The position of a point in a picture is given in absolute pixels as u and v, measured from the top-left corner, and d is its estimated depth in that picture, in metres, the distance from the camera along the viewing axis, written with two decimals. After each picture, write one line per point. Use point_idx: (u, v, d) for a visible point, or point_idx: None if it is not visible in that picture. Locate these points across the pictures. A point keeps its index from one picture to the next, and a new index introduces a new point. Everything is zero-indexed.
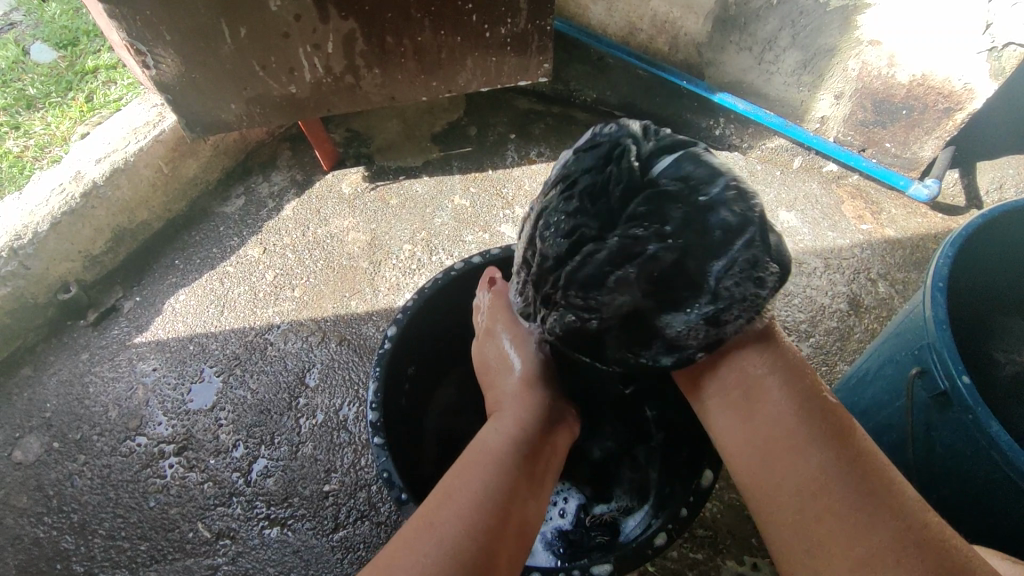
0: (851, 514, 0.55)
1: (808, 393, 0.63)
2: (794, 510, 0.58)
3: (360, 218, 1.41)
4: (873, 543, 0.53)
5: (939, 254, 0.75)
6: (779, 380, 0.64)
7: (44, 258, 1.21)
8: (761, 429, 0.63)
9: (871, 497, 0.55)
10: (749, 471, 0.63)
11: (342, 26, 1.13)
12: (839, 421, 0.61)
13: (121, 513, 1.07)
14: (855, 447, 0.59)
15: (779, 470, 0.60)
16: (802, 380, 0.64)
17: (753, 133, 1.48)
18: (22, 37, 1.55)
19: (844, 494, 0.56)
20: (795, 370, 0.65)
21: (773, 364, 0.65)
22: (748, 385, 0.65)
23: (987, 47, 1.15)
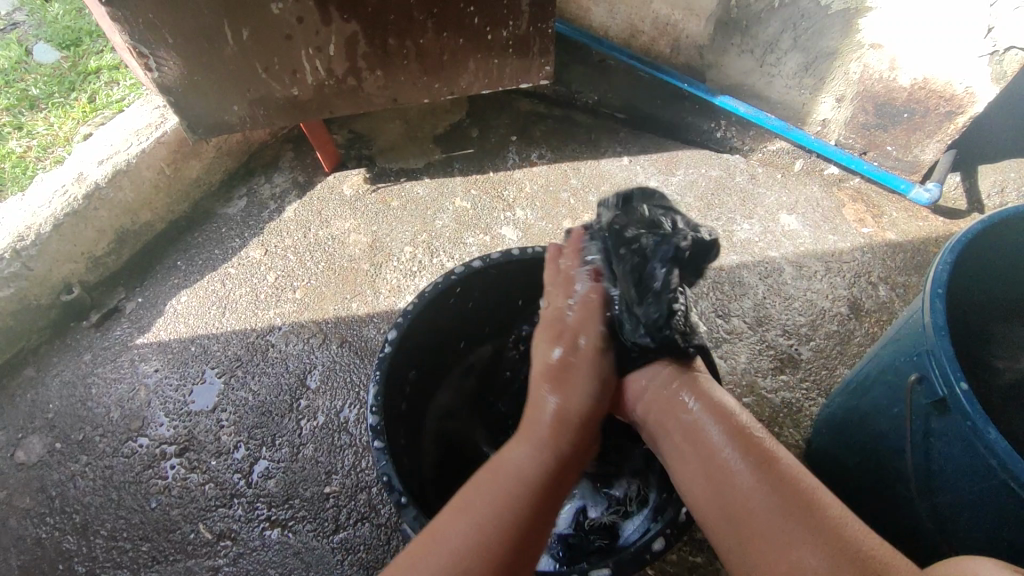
0: (769, 515, 0.58)
1: (726, 417, 0.69)
2: (728, 520, 0.61)
3: (361, 220, 1.42)
4: (779, 533, 0.57)
5: (939, 260, 0.75)
6: (706, 410, 0.71)
7: (47, 259, 1.21)
8: (694, 448, 0.69)
9: (784, 494, 0.59)
10: (689, 485, 0.67)
11: (344, 29, 1.13)
12: (758, 439, 0.66)
13: (123, 514, 1.08)
14: (771, 455, 0.64)
15: (712, 480, 0.65)
16: (725, 411, 0.71)
17: (755, 136, 1.49)
18: (26, 38, 1.55)
19: (756, 497, 0.60)
20: (716, 403, 0.72)
21: (698, 400, 0.73)
22: (682, 425, 0.72)
23: (989, 51, 1.15)
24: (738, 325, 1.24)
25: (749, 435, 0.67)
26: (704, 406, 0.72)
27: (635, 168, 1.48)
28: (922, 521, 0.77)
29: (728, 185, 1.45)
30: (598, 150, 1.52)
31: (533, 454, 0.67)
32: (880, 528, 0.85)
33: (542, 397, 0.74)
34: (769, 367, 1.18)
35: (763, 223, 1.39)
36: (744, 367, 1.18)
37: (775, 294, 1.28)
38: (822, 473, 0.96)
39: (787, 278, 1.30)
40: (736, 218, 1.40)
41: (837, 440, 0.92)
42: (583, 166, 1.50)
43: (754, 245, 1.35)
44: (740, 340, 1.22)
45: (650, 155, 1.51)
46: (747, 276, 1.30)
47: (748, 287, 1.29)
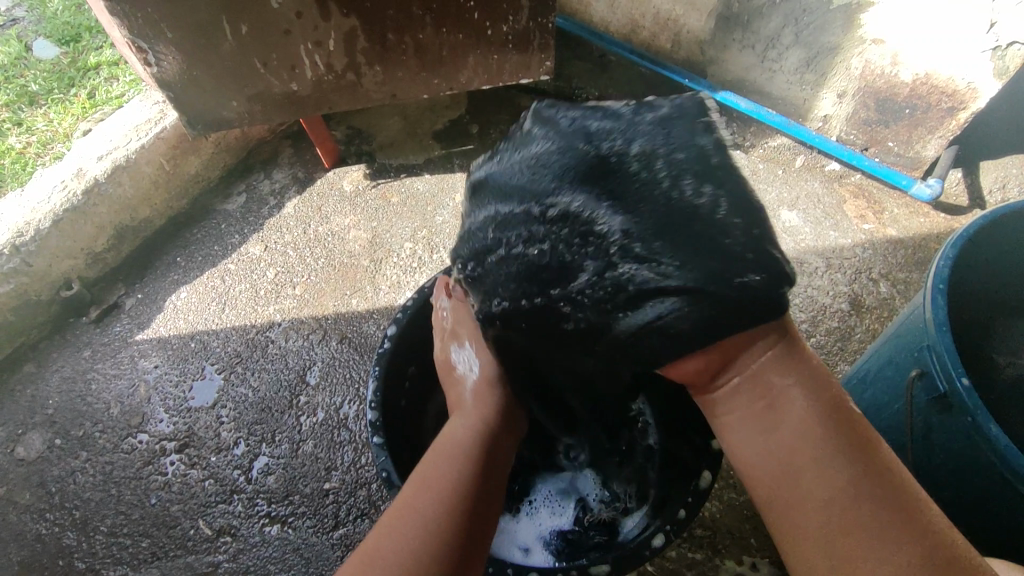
0: (873, 517, 0.53)
1: (819, 389, 0.62)
2: (796, 501, 0.57)
3: (361, 215, 1.41)
4: (872, 532, 0.52)
5: (941, 255, 0.75)
6: (798, 388, 0.61)
7: (46, 255, 1.21)
8: (762, 420, 0.62)
9: (890, 500, 0.54)
10: (749, 460, 0.62)
11: (343, 24, 1.13)
12: (857, 426, 0.59)
13: (123, 510, 1.08)
14: (865, 443, 0.58)
15: (792, 463, 0.58)
16: (820, 385, 0.62)
17: (756, 132, 1.48)
18: (25, 33, 1.55)
19: (848, 489, 0.55)
20: (816, 381, 0.62)
21: (795, 378, 0.61)
22: (760, 399, 0.62)
23: (991, 46, 1.15)
24: None
25: (840, 416, 0.60)
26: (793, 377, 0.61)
27: None
28: None
29: None
30: None
31: (472, 426, 0.70)
32: None
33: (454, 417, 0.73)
34: None
35: None
36: None
37: None
38: None
39: None
40: None
41: None
42: None
43: None
44: None
45: None
46: None
47: None
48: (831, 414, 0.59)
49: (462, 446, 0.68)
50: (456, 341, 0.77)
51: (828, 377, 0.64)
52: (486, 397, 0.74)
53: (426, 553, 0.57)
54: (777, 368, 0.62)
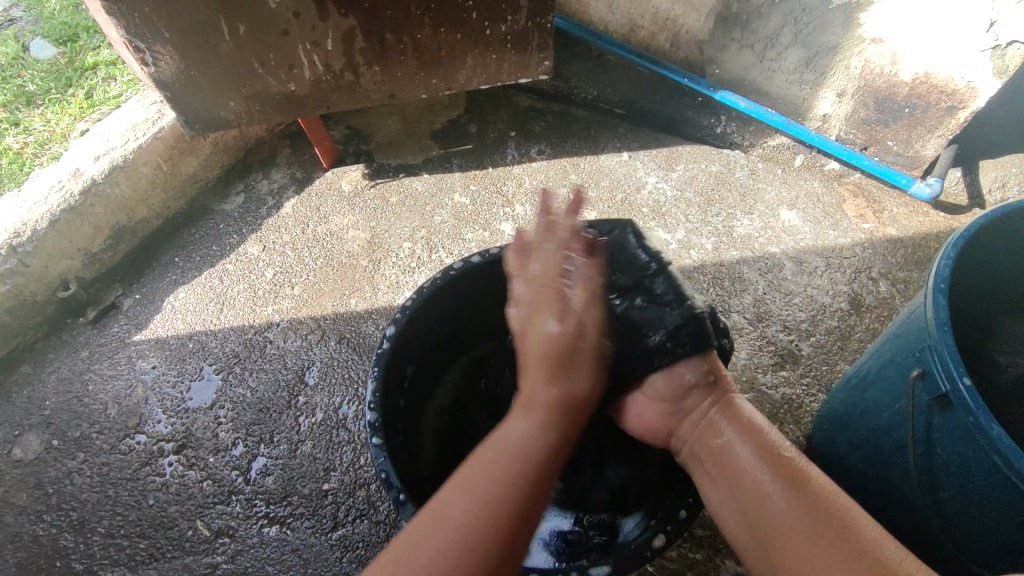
0: (802, 538, 0.58)
1: (763, 442, 0.69)
2: (760, 544, 0.61)
3: (359, 215, 1.41)
4: (808, 552, 0.57)
5: (942, 255, 0.74)
6: (738, 432, 0.71)
7: (44, 255, 1.21)
8: (722, 473, 0.68)
9: (820, 517, 0.59)
10: (722, 511, 0.67)
11: (341, 23, 1.12)
12: (793, 463, 0.65)
13: (120, 511, 1.07)
14: (803, 477, 0.64)
15: (744, 505, 0.64)
16: (758, 433, 0.71)
17: (755, 131, 1.47)
18: (22, 33, 1.54)
19: (790, 521, 0.60)
20: (750, 425, 0.72)
21: (732, 423, 0.72)
22: (709, 449, 0.72)
23: (991, 45, 1.14)
24: (738, 321, 1.23)
25: (781, 458, 0.66)
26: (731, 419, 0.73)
27: (635, 164, 1.48)
28: (924, 517, 0.77)
29: (728, 181, 1.44)
30: (597, 146, 1.52)
31: (532, 430, 0.62)
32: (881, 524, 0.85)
33: (532, 384, 0.67)
34: (769, 363, 1.18)
35: (763, 219, 1.38)
36: (745, 363, 1.18)
37: (775, 291, 1.27)
38: (823, 470, 0.95)
39: (787, 274, 1.29)
40: (737, 214, 1.39)
41: (838, 435, 0.91)
42: (583, 161, 1.49)
43: (755, 241, 1.35)
44: (740, 336, 1.21)
45: (650, 151, 1.50)
46: (748, 271, 1.30)
47: (749, 283, 1.28)
48: (767, 457, 0.66)
49: (517, 452, 0.60)
50: (554, 312, 0.70)
51: (771, 430, 0.72)
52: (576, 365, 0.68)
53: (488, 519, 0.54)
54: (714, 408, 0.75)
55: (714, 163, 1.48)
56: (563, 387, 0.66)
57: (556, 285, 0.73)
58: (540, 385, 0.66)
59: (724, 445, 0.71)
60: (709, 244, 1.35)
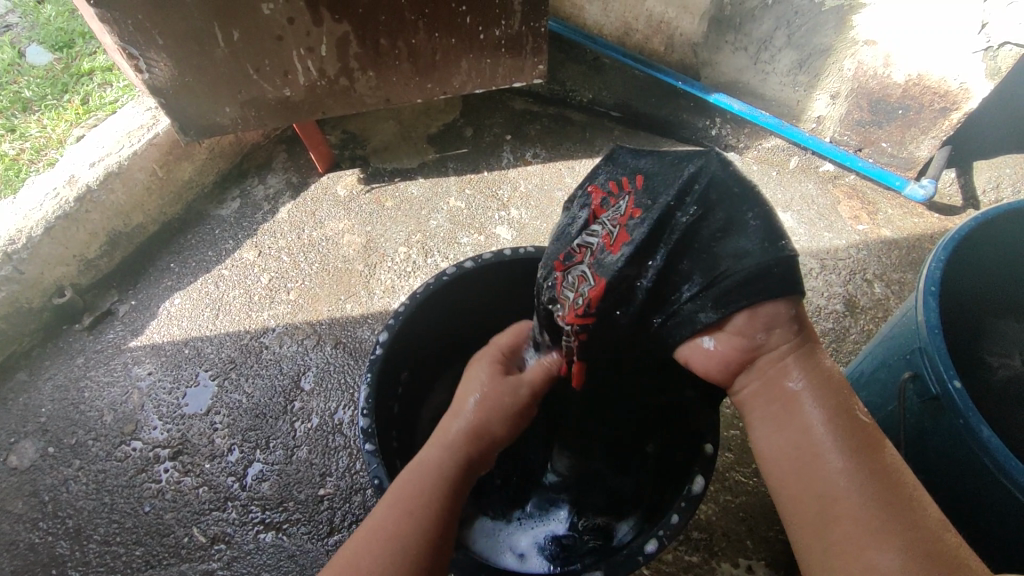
0: (860, 517, 0.52)
1: (843, 401, 0.59)
2: (811, 504, 0.56)
3: (355, 220, 1.41)
4: (864, 528, 0.52)
5: (933, 257, 0.75)
6: (815, 388, 0.60)
7: (39, 262, 1.21)
8: (787, 425, 0.59)
9: (886, 496, 0.53)
10: (771, 463, 0.60)
11: (335, 29, 1.12)
12: (868, 429, 0.57)
13: (116, 518, 1.08)
14: (875, 446, 0.56)
15: (802, 466, 0.57)
16: (837, 384, 0.60)
17: (750, 133, 1.48)
18: (18, 40, 1.54)
19: (853, 496, 0.53)
20: (831, 375, 0.61)
21: (806, 374, 0.60)
22: (777, 396, 0.61)
23: (983, 46, 1.15)
24: None
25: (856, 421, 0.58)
26: (806, 373, 0.60)
27: None
28: None
29: None
30: (592, 149, 1.52)
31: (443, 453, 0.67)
32: None
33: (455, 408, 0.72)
34: None
35: None
36: None
37: None
38: None
39: None
40: None
41: None
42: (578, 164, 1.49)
43: None
44: None
45: None
46: None
47: None
48: (840, 421, 0.57)
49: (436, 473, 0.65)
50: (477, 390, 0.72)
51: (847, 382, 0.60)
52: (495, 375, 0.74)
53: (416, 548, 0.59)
54: (788, 357, 0.61)
55: None
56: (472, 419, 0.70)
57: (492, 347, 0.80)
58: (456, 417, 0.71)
59: (792, 398, 0.60)
60: None
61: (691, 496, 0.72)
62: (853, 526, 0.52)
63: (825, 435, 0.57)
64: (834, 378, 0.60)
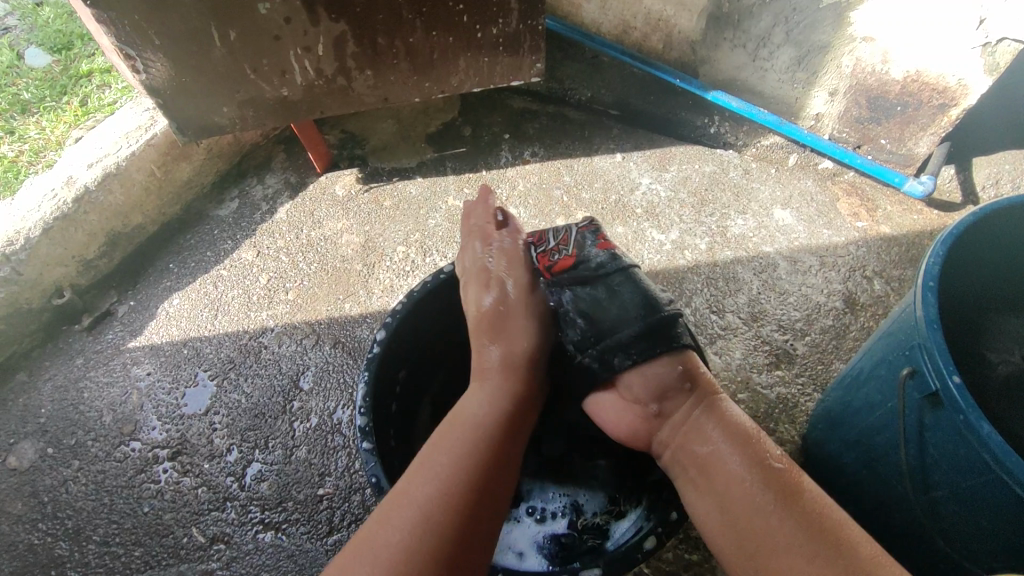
0: (788, 540, 0.59)
1: (756, 450, 0.67)
2: (743, 547, 0.62)
3: (353, 220, 1.41)
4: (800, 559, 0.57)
5: (932, 253, 0.74)
6: (726, 439, 0.69)
7: (38, 263, 1.21)
8: (711, 482, 0.67)
9: (809, 528, 0.59)
10: (705, 517, 0.67)
11: (332, 29, 1.12)
12: (785, 474, 0.65)
13: (116, 518, 1.07)
14: (799, 489, 0.63)
15: (726, 507, 0.65)
16: (748, 439, 0.69)
17: (748, 132, 1.47)
18: (16, 41, 1.54)
19: (782, 534, 0.59)
20: (740, 429, 0.70)
21: (720, 428, 0.71)
22: (696, 454, 0.71)
23: (982, 42, 1.15)
24: (732, 321, 1.23)
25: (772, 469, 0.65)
26: (722, 429, 0.71)
27: (628, 165, 1.48)
28: (918, 517, 0.77)
29: (722, 181, 1.45)
30: (591, 147, 1.52)
31: (484, 397, 0.74)
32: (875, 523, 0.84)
33: (482, 348, 0.81)
34: (765, 362, 1.18)
35: (757, 219, 1.38)
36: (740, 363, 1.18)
37: (769, 290, 1.27)
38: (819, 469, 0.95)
39: (782, 273, 1.29)
40: (731, 214, 1.39)
41: (832, 434, 0.91)
42: (576, 163, 1.49)
43: (749, 241, 1.35)
44: (735, 336, 1.21)
45: (644, 152, 1.50)
46: (742, 271, 1.30)
47: (743, 282, 1.28)
48: (757, 461, 0.66)
49: (485, 422, 0.70)
50: (482, 286, 0.85)
51: (761, 433, 0.71)
52: (509, 320, 0.82)
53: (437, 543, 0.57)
54: (699, 412, 0.73)
55: (708, 164, 1.48)
56: (502, 345, 0.80)
57: (524, 302, 0.84)
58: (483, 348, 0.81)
59: (712, 448, 0.70)
60: (703, 244, 1.35)
61: None
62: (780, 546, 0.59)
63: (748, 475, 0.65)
64: (746, 428, 0.71)
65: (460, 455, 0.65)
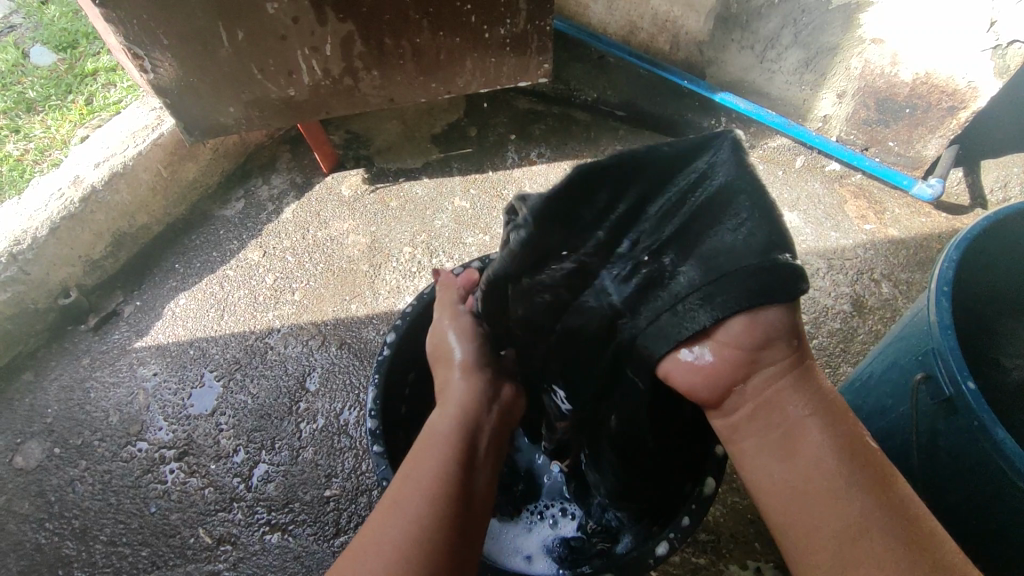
0: (882, 554, 0.51)
1: (841, 429, 0.58)
2: (821, 534, 0.54)
3: (360, 220, 1.41)
4: (891, 552, 0.51)
5: (944, 257, 0.74)
6: (811, 414, 0.59)
7: (44, 263, 1.21)
8: (790, 454, 0.58)
9: (907, 534, 0.52)
10: (768, 490, 0.59)
11: (340, 29, 1.12)
12: (872, 457, 0.57)
13: (122, 519, 1.07)
14: (888, 485, 0.55)
15: (807, 492, 0.56)
16: (836, 411, 0.59)
17: (755, 133, 1.47)
18: (22, 40, 1.54)
19: (872, 521, 0.53)
20: (828, 401, 0.60)
21: (808, 404, 0.59)
22: (776, 425, 0.59)
23: (991, 44, 1.14)
24: None
25: (861, 451, 0.57)
26: (810, 404, 0.59)
27: None
28: None
29: None
30: (597, 148, 1.51)
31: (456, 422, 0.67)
32: None
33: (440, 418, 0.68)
34: None
35: None
36: None
37: None
38: None
39: None
40: None
41: None
42: (583, 163, 1.49)
43: None
44: None
45: None
46: None
47: None
48: (851, 448, 0.57)
49: (454, 435, 0.65)
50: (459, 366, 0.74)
51: (844, 405, 0.61)
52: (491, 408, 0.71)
53: (423, 542, 0.55)
54: (789, 380, 0.60)
55: None
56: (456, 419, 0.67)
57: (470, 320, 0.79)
58: (443, 420, 0.67)
59: (788, 415, 0.59)
60: None
61: (701, 498, 0.72)
62: (863, 542, 0.52)
63: (831, 453, 0.57)
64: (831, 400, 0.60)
65: (427, 486, 0.59)
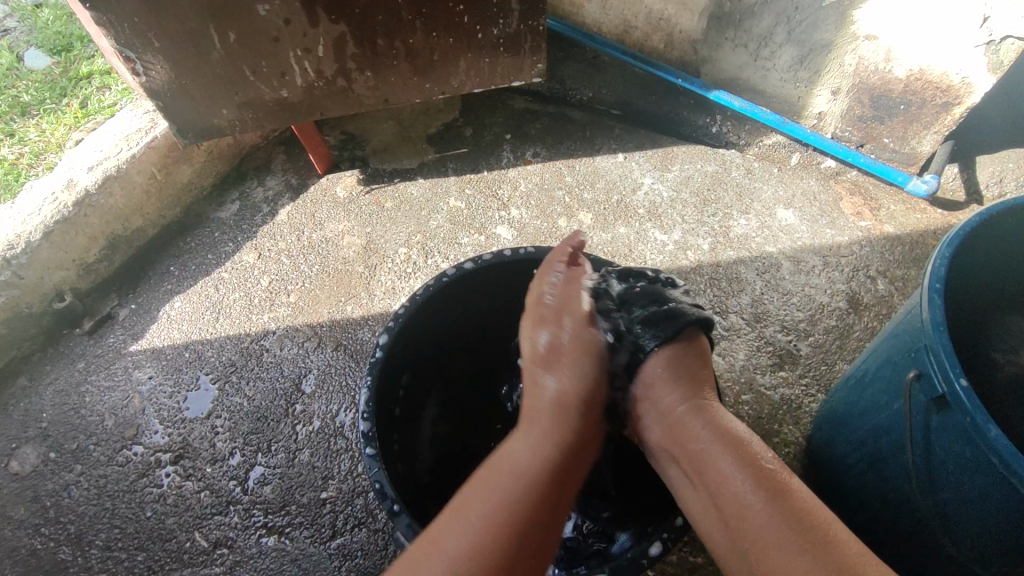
0: (776, 537, 0.58)
1: (746, 456, 0.66)
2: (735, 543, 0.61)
3: (355, 221, 1.41)
4: (785, 544, 0.57)
5: (937, 254, 0.74)
6: (714, 440, 0.69)
7: (38, 267, 1.21)
8: (703, 478, 0.67)
9: (797, 526, 0.58)
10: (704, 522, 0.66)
11: (333, 30, 1.12)
12: (775, 473, 0.64)
13: (118, 523, 1.07)
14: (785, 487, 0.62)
15: (721, 508, 0.64)
16: (736, 440, 0.68)
17: (750, 130, 1.47)
18: (16, 43, 1.54)
19: (769, 528, 0.59)
20: (730, 434, 0.69)
21: (710, 428, 0.70)
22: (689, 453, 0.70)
23: (985, 40, 1.14)
24: (736, 321, 1.23)
25: (764, 468, 0.65)
26: (711, 428, 0.70)
27: (631, 165, 1.47)
28: (924, 521, 0.76)
29: (724, 181, 1.44)
30: (592, 147, 1.51)
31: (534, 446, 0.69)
32: (881, 526, 0.84)
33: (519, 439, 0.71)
34: (768, 363, 1.17)
35: (760, 218, 1.37)
36: (743, 364, 1.17)
37: (773, 290, 1.27)
38: (824, 472, 0.94)
39: (785, 274, 1.29)
40: (734, 214, 1.39)
41: (837, 437, 0.91)
42: (578, 163, 1.49)
43: (752, 240, 1.34)
44: (738, 337, 1.21)
45: (646, 152, 1.49)
46: (745, 272, 1.29)
47: (746, 283, 1.28)
48: (747, 462, 0.65)
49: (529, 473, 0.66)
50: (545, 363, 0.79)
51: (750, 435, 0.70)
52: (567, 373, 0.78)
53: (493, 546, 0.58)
54: (691, 416, 0.73)
55: (711, 163, 1.47)
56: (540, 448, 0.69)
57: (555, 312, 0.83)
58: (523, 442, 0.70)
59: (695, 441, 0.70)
60: (706, 244, 1.34)
61: None
62: (766, 539, 0.59)
63: (734, 473, 0.64)
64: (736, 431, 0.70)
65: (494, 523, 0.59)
